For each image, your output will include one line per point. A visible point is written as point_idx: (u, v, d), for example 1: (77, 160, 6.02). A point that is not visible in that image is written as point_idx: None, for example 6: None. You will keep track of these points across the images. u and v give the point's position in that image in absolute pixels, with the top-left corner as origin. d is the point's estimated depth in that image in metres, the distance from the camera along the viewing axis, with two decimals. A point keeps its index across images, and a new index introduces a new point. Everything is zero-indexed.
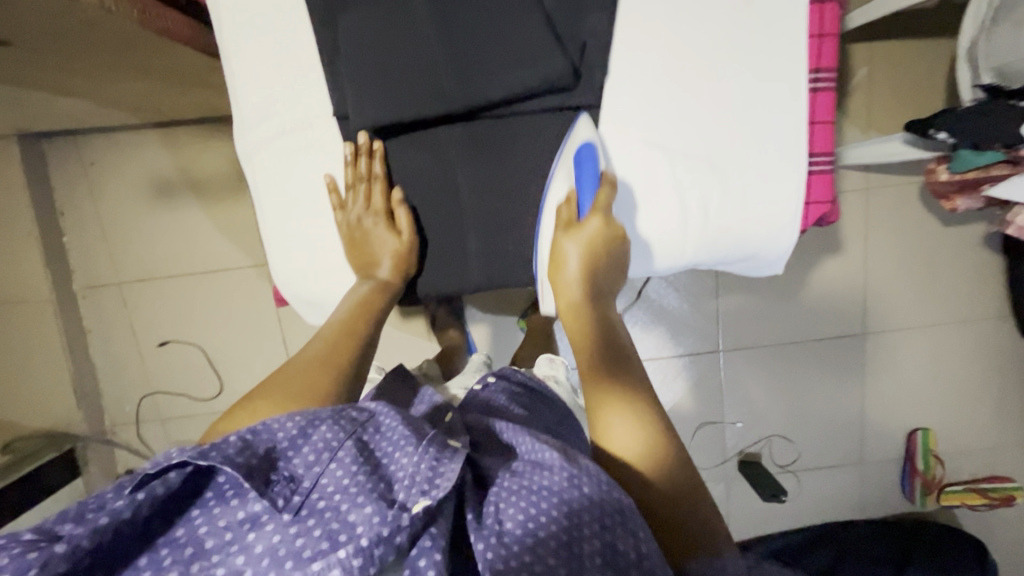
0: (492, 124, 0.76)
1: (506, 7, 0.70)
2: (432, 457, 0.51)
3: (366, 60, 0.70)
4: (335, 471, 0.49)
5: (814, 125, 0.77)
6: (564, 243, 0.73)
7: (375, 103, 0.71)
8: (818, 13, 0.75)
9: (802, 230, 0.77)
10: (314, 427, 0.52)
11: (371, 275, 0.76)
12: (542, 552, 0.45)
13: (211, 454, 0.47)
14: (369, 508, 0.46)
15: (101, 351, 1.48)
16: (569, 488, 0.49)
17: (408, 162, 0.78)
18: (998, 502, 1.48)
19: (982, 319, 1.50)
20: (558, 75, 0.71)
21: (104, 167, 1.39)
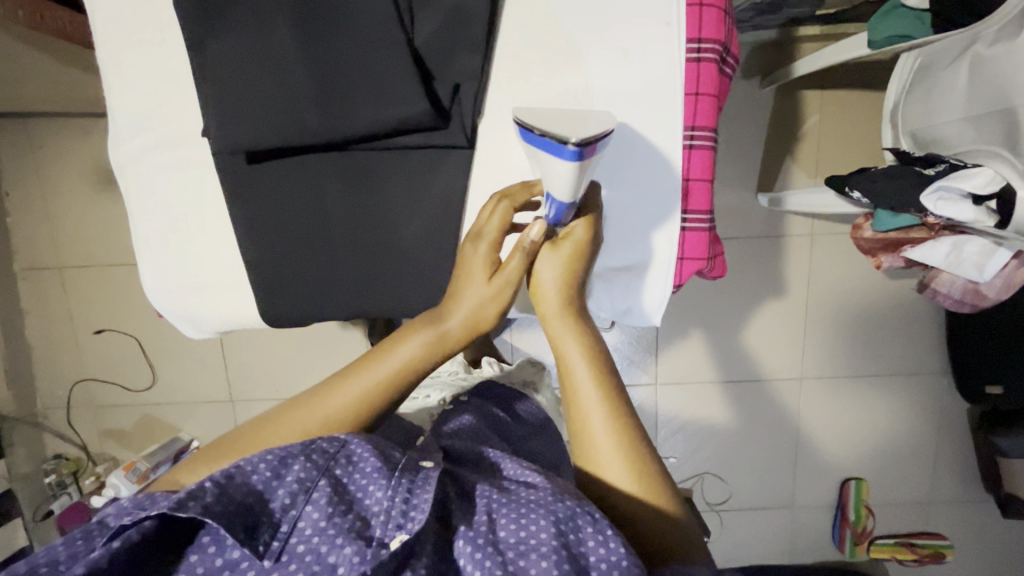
0: (363, 155, 0.71)
1: (372, 37, 0.65)
2: (405, 489, 0.53)
3: (221, 87, 0.66)
4: (311, 512, 0.51)
5: (688, 182, 0.71)
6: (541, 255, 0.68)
7: (229, 129, 0.66)
8: (692, 70, 0.67)
9: (676, 286, 0.74)
10: (287, 467, 0.53)
11: (435, 334, 0.63)
12: (535, 557, 0.49)
13: (189, 503, 0.48)
14: (348, 548, 0.49)
15: (38, 335, 1.48)
16: (557, 501, 0.53)
17: (263, 183, 0.71)
18: (928, 558, 1.52)
19: (917, 375, 1.49)
20: (419, 117, 0.66)
21: (51, 152, 1.39)
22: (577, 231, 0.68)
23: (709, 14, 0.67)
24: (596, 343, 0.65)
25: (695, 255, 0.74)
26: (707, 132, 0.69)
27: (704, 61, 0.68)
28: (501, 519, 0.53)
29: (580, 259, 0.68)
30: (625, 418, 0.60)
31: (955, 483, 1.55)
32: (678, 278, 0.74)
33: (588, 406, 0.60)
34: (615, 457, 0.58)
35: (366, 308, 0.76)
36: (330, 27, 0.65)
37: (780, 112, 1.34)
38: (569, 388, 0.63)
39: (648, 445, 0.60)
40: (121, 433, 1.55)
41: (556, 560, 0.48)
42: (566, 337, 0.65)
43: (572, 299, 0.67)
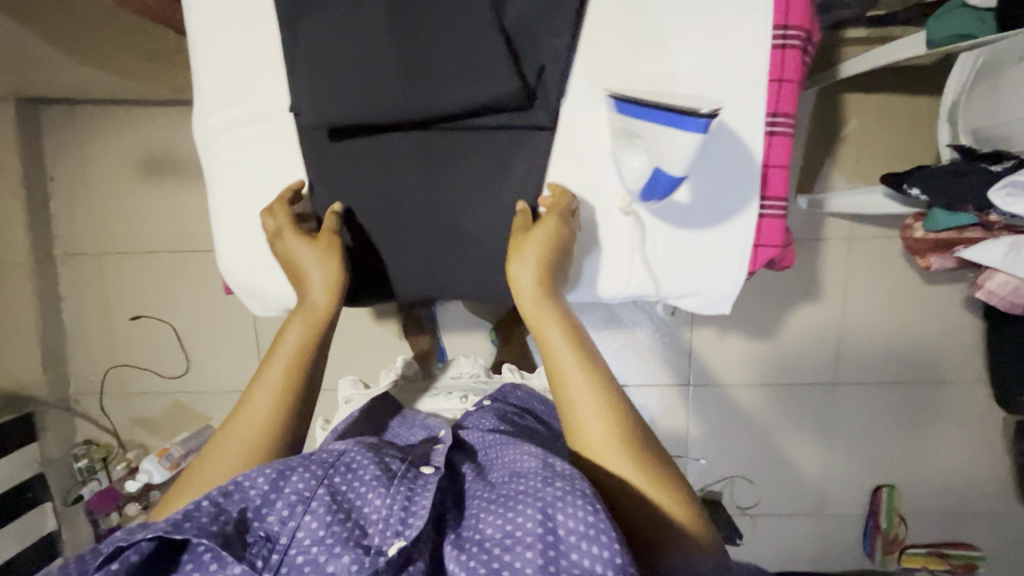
0: (444, 134, 0.75)
1: (468, 19, 0.69)
2: (403, 498, 0.59)
3: (320, 65, 0.69)
4: (309, 522, 0.56)
5: (767, 168, 0.73)
6: (516, 257, 0.71)
7: (330, 103, 0.70)
8: (778, 57, 0.71)
9: (748, 273, 0.76)
10: (286, 479, 0.59)
11: (309, 316, 0.72)
12: (519, 549, 0.54)
13: (185, 525, 0.53)
14: (346, 557, 0.54)
15: (74, 319, 1.49)
16: (546, 487, 0.58)
17: (351, 162, 0.76)
18: (960, 570, 1.52)
19: (954, 381, 1.48)
20: (510, 95, 0.70)
21: (97, 138, 1.40)
22: (548, 224, 0.72)
23: (796, 3, 0.70)
24: (576, 329, 0.69)
25: (770, 242, 0.75)
26: (788, 119, 0.73)
27: (789, 50, 0.71)
28: (487, 519, 0.59)
29: (551, 251, 0.71)
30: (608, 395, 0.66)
31: (989, 494, 1.53)
32: (751, 265, 0.76)
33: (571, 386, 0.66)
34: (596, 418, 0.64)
35: (435, 283, 0.80)
36: (423, 10, 0.68)
37: (822, 114, 1.34)
38: (555, 372, 0.68)
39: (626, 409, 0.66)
40: (151, 420, 1.54)
41: (539, 551, 0.53)
42: (547, 326, 0.69)
43: (550, 291, 0.71)
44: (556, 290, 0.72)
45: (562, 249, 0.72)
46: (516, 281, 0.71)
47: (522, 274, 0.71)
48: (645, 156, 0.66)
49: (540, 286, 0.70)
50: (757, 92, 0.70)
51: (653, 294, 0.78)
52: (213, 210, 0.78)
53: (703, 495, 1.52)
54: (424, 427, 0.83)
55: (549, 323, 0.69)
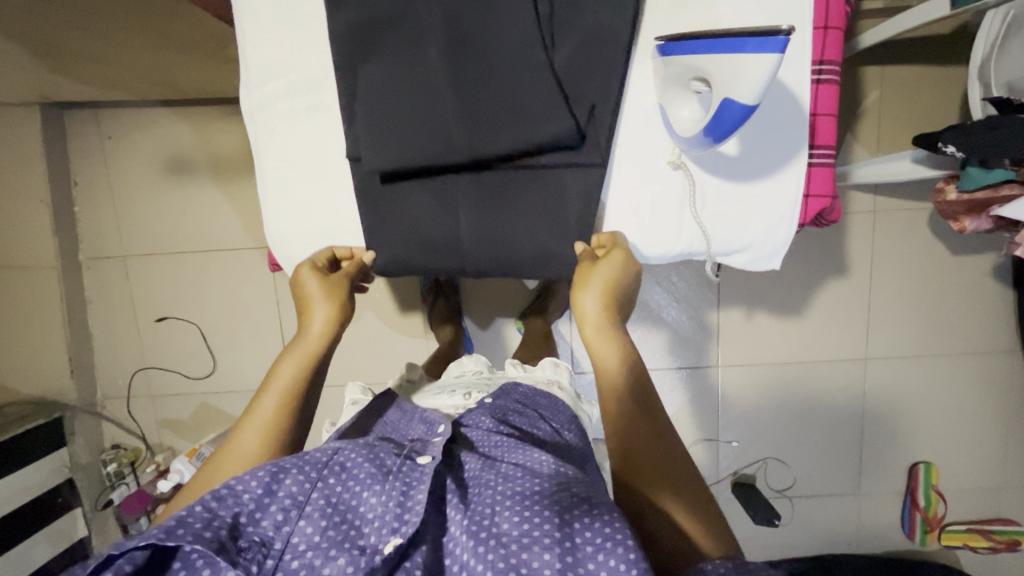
0: (499, 173, 0.75)
1: (520, 63, 0.68)
2: (396, 495, 0.60)
3: (372, 37, 0.70)
4: (304, 528, 0.56)
5: (816, 117, 0.72)
6: (582, 281, 0.71)
7: (388, 146, 0.71)
8: (823, 4, 0.69)
9: (800, 223, 0.75)
10: (279, 483, 0.59)
11: (304, 353, 0.70)
12: (536, 549, 0.52)
13: (178, 531, 0.52)
14: (342, 559, 0.54)
15: (101, 323, 1.50)
16: (555, 496, 0.57)
17: (385, 160, 0.72)
18: (1002, 546, 1.47)
19: (988, 352, 1.46)
20: (561, 135, 0.69)
21: (121, 140, 1.42)
22: (615, 255, 0.73)
23: None
24: (632, 356, 0.69)
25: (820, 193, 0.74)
26: (834, 66, 0.71)
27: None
28: (503, 518, 0.56)
29: (616, 284, 0.71)
30: (658, 428, 0.64)
31: None
32: (801, 218, 0.75)
33: (623, 415, 0.65)
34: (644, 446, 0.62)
35: (493, 260, 0.79)
36: (479, 51, 0.68)
37: (842, 88, 1.35)
38: (608, 398, 0.67)
39: (671, 442, 0.64)
40: (178, 422, 1.54)
41: (557, 553, 0.51)
42: (607, 349, 0.68)
43: (613, 320, 0.69)
44: (619, 315, 0.71)
45: (624, 283, 0.72)
46: (581, 308, 0.70)
47: (587, 303, 0.70)
48: (698, 103, 0.67)
49: (606, 309, 0.69)
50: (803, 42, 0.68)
51: (703, 251, 0.78)
52: (263, 187, 0.78)
53: (736, 478, 1.50)
54: (425, 417, 0.82)
55: (611, 343, 0.69)
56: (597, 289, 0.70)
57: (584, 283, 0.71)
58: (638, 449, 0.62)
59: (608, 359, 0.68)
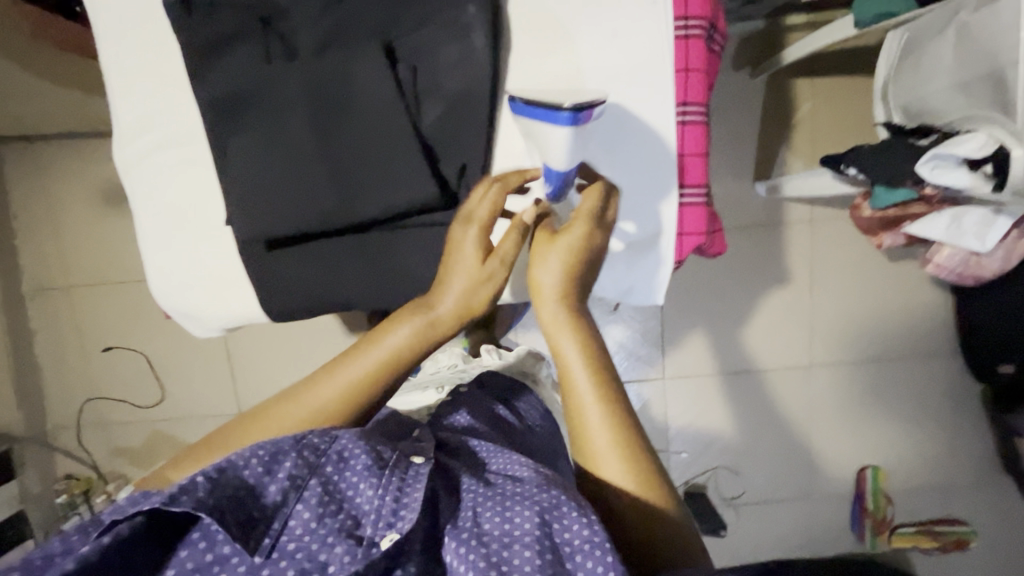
0: (378, 234, 0.68)
1: (382, 129, 0.63)
2: (395, 488, 0.53)
3: (220, 83, 0.62)
4: (301, 512, 0.50)
5: (682, 157, 0.68)
6: (544, 253, 0.62)
7: (246, 213, 0.64)
8: (681, 47, 0.65)
9: (675, 263, 0.71)
10: (279, 463, 0.52)
11: (422, 327, 0.60)
12: (518, 548, 0.49)
13: (182, 498, 0.47)
14: (339, 548, 0.49)
15: (46, 355, 1.49)
16: (542, 492, 0.53)
17: (244, 223, 0.64)
18: (951, 546, 1.50)
19: (928, 356, 1.49)
20: (424, 201, 0.64)
21: (57, 173, 1.41)
22: (575, 230, 0.63)
23: None
24: (595, 347, 0.61)
25: (694, 230, 0.70)
26: (699, 107, 0.67)
27: (693, 38, 0.65)
28: (487, 513, 0.53)
29: (581, 264, 0.63)
30: (625, 418, 0.58)
31: (973, 467, 1.53)
32: (675, 255, 0.71)
33: (589, 416, 0.58)
34: (609, 439, 0.57)
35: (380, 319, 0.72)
36: (339, 107, 0.62)
37: (773, 101, 1.36)
38: (570, 393, 0.60)
39: (642, 436, 0.59)
40: (129, 450, 1.54)
41: (539, 551, 0.48)
42: (564, 339, 0.60)
43: (573, 303, 0.62)
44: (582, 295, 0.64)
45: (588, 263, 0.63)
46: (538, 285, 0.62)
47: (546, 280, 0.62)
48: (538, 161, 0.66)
49: (565, 293, 0.62)
50: (664, 85, 0.65)
51: None
52: (142, 246, 0.69)
53: (687, 488, 1.51)
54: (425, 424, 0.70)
55: (569, 337, 0.60)
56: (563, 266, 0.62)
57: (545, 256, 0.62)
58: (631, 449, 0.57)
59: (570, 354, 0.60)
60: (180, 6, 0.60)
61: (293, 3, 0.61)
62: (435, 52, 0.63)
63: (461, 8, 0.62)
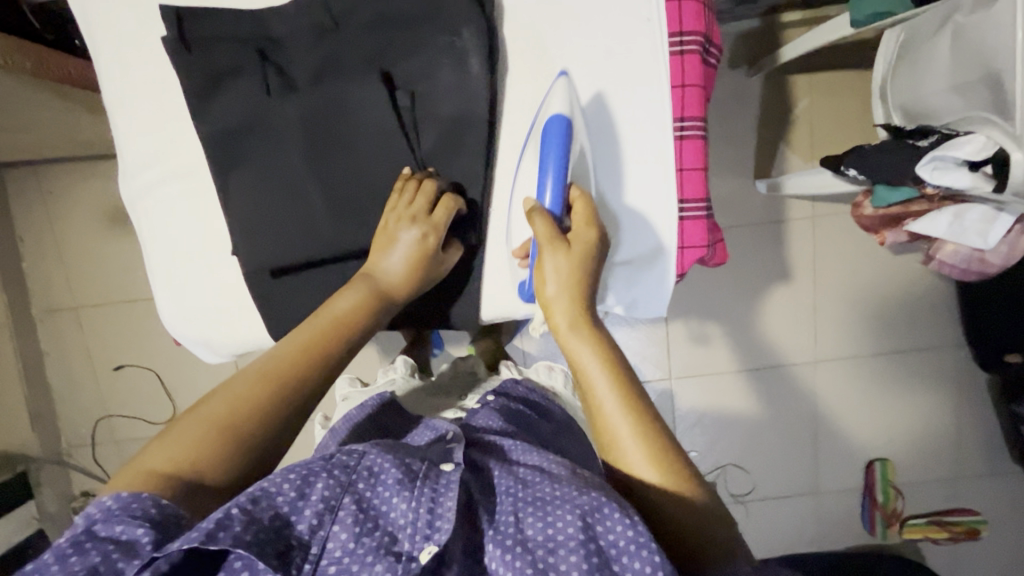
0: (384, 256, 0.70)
1: (382, 155, 0.66)
2: (428, 499, 0.51)
3: (224, 118, 0.64)
4: (339, 533, 0.49)
5: (681, 172, 0.69)
6: (545, 254, 0.62)
7: (251, 243, 0.66)
8: (677, 63, 0.67)
9: (676, 277, 0.71)
10: (310, 485, 0.51)
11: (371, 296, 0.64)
12: (563, 552, 0.47)
13: (219, 535, 0.45)
14: (379, 566, 0.48)
15: (59, 375, 1.50)
16: (582, 494, 0.50)
17: (254, 251, 0.67)
18: (962, 535, 1.49)
19: (933, 349, 1.49)
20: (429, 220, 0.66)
21: (61, 197, 1.43)
22: (581, 234, 0.63)
23: (689, 6, 0.66)
24: (609, 346, 0.60)
25: (696, 244, 0.71)
26: (696, 122, 0.68)
27: (688, 55, 0.67)
28: (528, 517, 0.51)
29: (586, 263, 0.62)
30: (652, 425, 0.55)
31: (982, 457, 1.53)
32: (678, 270, 0.72)
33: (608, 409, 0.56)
34: (635, 440, 0.54)
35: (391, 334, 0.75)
36: (340, 136, 0.65)
37: (771, 98, 1.36)
38: (591, 401, 0.58)
39: (664, 427, 0.56)
40: None
41: (583, 555, 0.47)
42: (580, 344, 0.59)
43: (587, 309, 0.62)
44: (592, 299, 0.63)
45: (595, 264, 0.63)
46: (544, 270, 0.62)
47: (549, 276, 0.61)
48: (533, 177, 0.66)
49: (573, 290, 0.61)
50: (659, 102, 0.67)
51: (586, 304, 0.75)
52: (152, 278, 0.70)
53: None
54: (430, 425, 0.70)
55: (581, 339, 0.59)
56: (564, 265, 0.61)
57: (547, 258, 0.62)
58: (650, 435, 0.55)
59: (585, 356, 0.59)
60: (181, 44, 0.63)
61: (290, 36, 0.64)
62: (430, 78, 0.64)
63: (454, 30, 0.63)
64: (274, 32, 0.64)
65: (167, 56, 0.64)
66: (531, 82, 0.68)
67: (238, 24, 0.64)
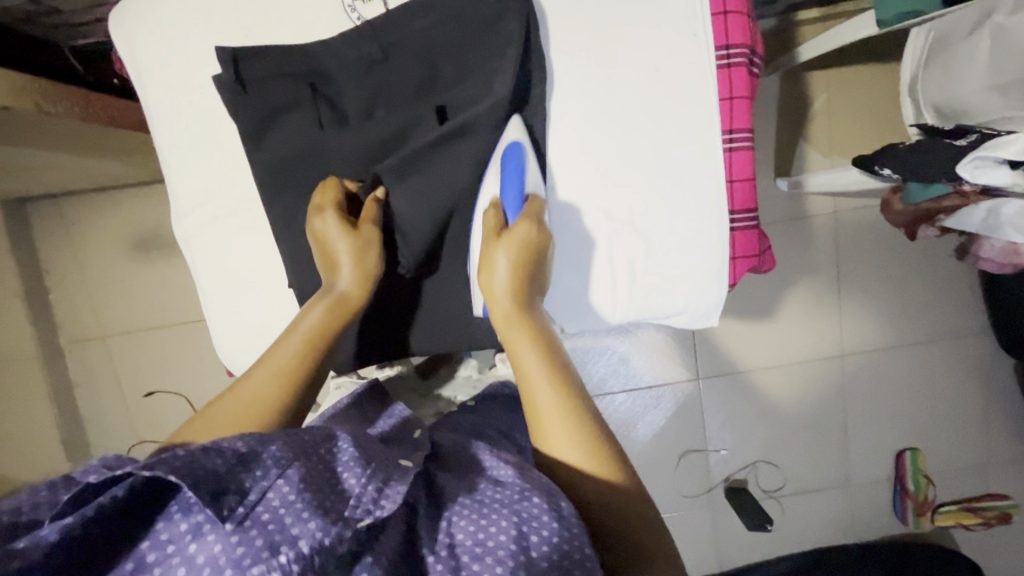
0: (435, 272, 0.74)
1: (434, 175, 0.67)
2: (381, 479, 0.49)
3: (280, 154, 0.66)
4: (282, 485, 0.44)
5: (732, 183, 0.71)
6: (492, 250, 0.64)
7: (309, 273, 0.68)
8: (725, 76, 0.69)
9: (729, 286, 0.73)
10: (267, 442, 0.46)
11: (334, 307, 0.63)
12: (490, 561, 0.46)
13: (157, 465, 0.41)
14: (315, 523, 0.43)
15: (88, 404, 1.50)
16: (521, 499, 0.49)
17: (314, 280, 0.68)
18: (994, 521, 1.50)
19: (959, 337, 1.50)
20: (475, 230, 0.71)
21: (89, 228, 1.44)
22: (518, 233, 0.63)
23: (734, 21, 0.69)
24: (551, 346, 0.60)
25: (745, 252, 0.73)
26: (744, 133, 0.71)
27: (734, 69, 0.70)
28: (456, 520, 0.50)
29: (529, 257, 0.64)
30: (595, 433, 0.55)
31: (1009, 442, 1.54)
32: (730, 279, 0.74)
33: (550, 412, 0.56)
34: (573, 445, 0.55)
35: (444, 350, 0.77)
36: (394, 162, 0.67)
37: (789, 97, 1.36)
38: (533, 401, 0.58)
39: (607, 435, 0.56)
40: None
41: (510, 562, 0.45)
42: (523, 345, 0.60)
43: (524, 304, 0.63)
44: (533, 298, 0.65)
45: (535, 265, 0.65)
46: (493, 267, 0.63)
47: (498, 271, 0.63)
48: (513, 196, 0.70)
49: (513, 291, 0.63)
50: (711, 115, 0.69)
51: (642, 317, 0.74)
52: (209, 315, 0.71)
53: (729, 484, 1.52)
54: (394, 412, 0.70)
55: (525, 338, 0.60)
56: (507, 262, 0.63)
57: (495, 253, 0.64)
58: (592, 441, 0.55)
59: (528, 359, 0.59)
60: (236, 81, 0.64)
61: (338, 68, 0.65)
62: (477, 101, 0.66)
63: (503, 54, 0.65)
64: (324, 66, 0.65)
65: (219, 95, 0.65)
66: (577, 102, 0.69)
67: (288, 60, 0.64)
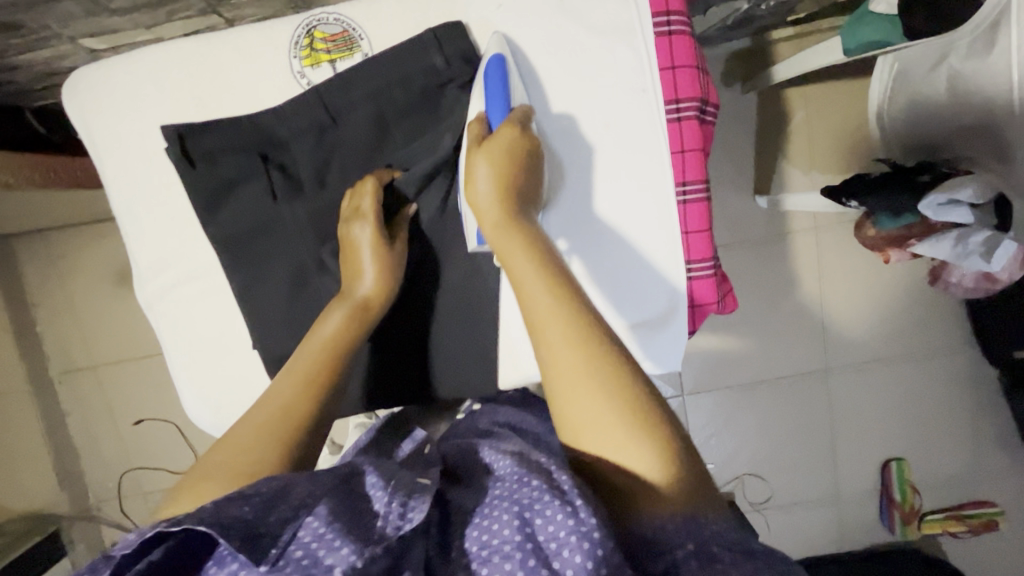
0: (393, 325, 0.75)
1: None
2: (403, 497, 0.48)
3: (231, 222, 0.70)
4: (310, 523, 0.45)
5: (687, 235, 0.72)
6: (474, 158, 0.62)
7: (270, 338, 0.71)
8: (676, 130, 0.70)
9: (689, 333, 0.74)
10: (293, 484, 0.47)
11: (351, 306, 0.66)
12: (503, 563, 0.44)
13: (184, 518, 0.44)
14: (345, 550, 0.44)
15: (80, 432, 1.51)
16: (523, 487, 0.47)
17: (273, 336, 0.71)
18: (980, 528, 1.50)
19: (943, 348, 1.50)
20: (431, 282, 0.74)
21: (73, 262, 1.45)
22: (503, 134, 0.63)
23: (684, 75, 0.69)
24: (544, 251, 0.58)
25: (704, 300, 0.73)
26: (699, 185, 0.71)
27: (685, 121, 0.70)
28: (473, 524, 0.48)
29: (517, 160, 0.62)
30: (599, 339, 0.52)
31: (996, 450, 1.54)
32: (689, 325, 0.74)
33: (547, 313, 0.53)
34: (574, 351, 0.51)
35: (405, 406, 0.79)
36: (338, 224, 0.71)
37: (766, 115, 1.36)
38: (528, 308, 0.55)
39: (612, 339, 0.53)
40: None
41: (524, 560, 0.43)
42: (517, 259, 0.57)
43: (513, 210, 0.61)
44: (525, 207, 0.63)
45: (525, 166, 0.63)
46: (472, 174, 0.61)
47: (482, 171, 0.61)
48: None
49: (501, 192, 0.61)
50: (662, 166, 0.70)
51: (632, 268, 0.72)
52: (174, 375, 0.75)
53: None
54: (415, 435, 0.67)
55: (517, 241, 0.58)
56: (491, 167, 0.61)
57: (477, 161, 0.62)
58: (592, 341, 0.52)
59: (520, 266, 0.57)
60: (185, 158, 0.69)
61: (290, 137, 0.70)
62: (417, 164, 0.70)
63: (448, 116, 0.71)
64: (275, 136, 0.70)
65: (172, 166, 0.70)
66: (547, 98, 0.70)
67: (239, 134, 0.69)
